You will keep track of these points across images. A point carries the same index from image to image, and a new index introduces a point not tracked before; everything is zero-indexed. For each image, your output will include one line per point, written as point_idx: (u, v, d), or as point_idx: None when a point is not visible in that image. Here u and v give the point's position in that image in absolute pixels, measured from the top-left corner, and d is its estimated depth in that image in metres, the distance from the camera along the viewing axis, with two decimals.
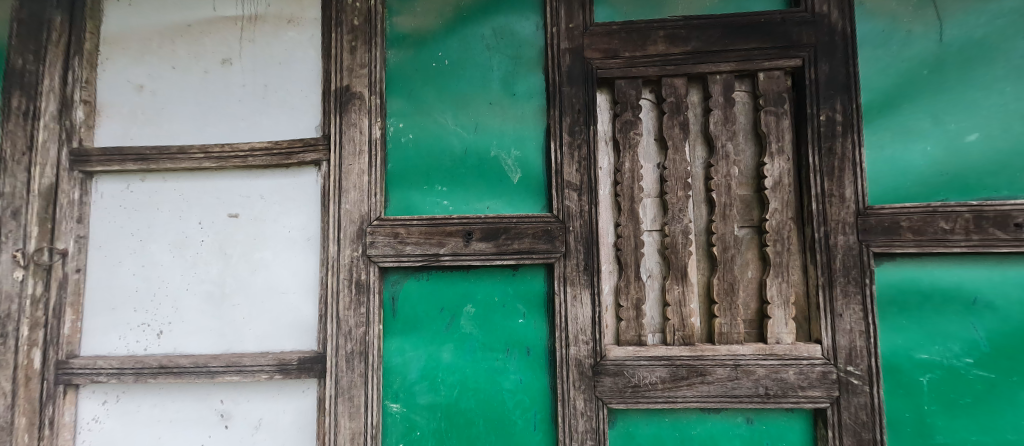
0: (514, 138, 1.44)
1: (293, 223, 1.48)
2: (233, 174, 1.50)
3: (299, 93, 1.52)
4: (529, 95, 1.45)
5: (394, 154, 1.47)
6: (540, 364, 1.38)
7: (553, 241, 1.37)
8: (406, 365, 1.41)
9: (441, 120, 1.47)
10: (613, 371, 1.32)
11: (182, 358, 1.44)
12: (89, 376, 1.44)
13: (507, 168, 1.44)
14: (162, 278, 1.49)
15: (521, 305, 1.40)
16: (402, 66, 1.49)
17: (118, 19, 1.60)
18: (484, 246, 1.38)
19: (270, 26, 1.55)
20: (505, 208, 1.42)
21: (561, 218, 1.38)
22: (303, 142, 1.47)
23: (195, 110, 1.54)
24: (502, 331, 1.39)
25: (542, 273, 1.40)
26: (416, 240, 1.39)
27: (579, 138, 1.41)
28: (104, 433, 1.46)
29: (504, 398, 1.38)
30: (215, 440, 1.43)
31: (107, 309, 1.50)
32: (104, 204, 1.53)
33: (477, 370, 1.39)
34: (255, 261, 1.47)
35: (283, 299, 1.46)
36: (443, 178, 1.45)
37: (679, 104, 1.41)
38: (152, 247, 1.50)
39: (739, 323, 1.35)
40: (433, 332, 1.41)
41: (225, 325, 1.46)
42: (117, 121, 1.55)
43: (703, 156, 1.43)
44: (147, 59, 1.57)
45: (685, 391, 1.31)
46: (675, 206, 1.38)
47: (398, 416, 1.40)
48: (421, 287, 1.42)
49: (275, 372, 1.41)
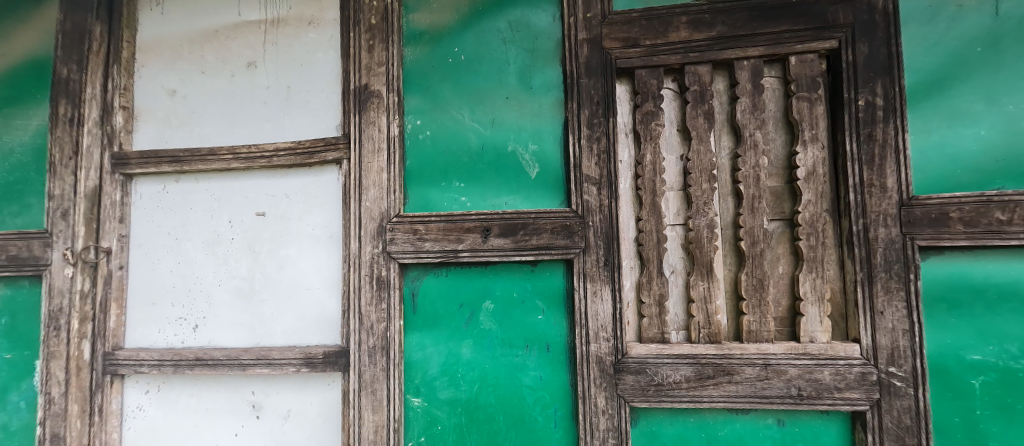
0: (531, 132, 1.42)
1: (317, 221, 1.51)
2: (260, 173, 1.56)
3: (320, 93, 1.55)
4: (546, 88, 1.43)
5: (413, 151, 1.48)
6: (560, 361, 1.36)
7: (572, 236, 1.35)
8: (427, 360, 1.42)
9: (458, 116, 1.46)
10: (636, 369, 1.29)
11: (215, 351, 1.51)
12: (133, 367, 1.54)
13: (525, 163, 1.42)
14: (196, 275, 1.56)
15: (541, 301, 1.38)
16: (419, 63, 1.50)
17: (152, 27, 1.68)
18: (503, 242, 1.38)
19: (292, 28, 1.59)
20: (524, 204, 1.41)
21: (579, 212, 1.36)
22: (325, 141, 1.51)
23: (224, 113, 1.60)
24: (522, 327, 1.39)
25: (561, 269, 1.38)
26: (435, 237, 1.40)
27: (599, 132, 1.37)
28: (147, 420, 1.55)
29: (524, 394, 1.37)
30: (248, 430, 1.50)
31: (148, 303, 1.59)
32: (143, 205, 1.62)
33: (497, 366, 1.39)
34: (281, 258, 1.52)
35: (308, 295, 1.50)
36: (460, 175, 1.45)
37: (703, 92, 1.35)
38: (187, 245, 1.58)
39: (769, 321, 1.28)
40: (452, 327, 1.42)
41: (255, 319, 1.52)
42: (153, 124, 1.64)
43: (730, 146, 1.36)
44: (179, 65, 1.64)
45: (710, 390, 1.26)
46: (700, 199, 1.32)
47: (420, 411, 1.42)
48: (441, 284, 1.43)
49: (302, 366, 1.45)
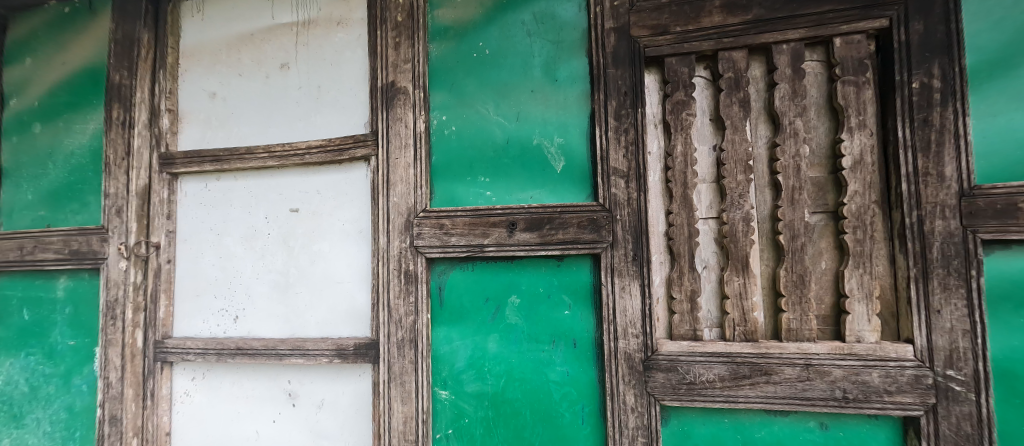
0: (557, 125, 1.40)
1: (347, 216, 1.56)
2: (294, 171, 1.61)
3: (349, 92, 1.60)
4: (571, 80, 1.41)
5: (438, 147, 1.49)
6: (587, 357, 1.34)
7: (599, 230, 1.32)
8: (453, 354, 1.43)
9: (483, 111, 1.46)
10: (666, 367, 1.25)
11: (254, 341, 1.58)
12: (180, 354, 1.63)
13: (551, 156, 1.40)
14: (237, 269, 1.64)
15: (567, 296, 1.36)
16: (444, 58, 1.51)
17: (194, 33, 1.77)
18: (528, 236, 1.37)
19: (322, 29, 1.64)
20: (549, 198, 1.39)
21: (607, 206, 1.32)
22: (353, 138, 1.55)
23: (259, 114, 1.66)
24: (548, 322, 1.37)
25: (588, 264, 1.35)
26: (461, 231, 1.41)
27: (626, 123, 1.33)
28: (194, 405, 1.65)
29: (550, 390, 1.36)
30: (285, 417, 1.56)
31: (194, 295, 1.68)
32: (187, 203, 1.71)
33: (523, 361, 1.38)
34: (314, 252, 1.57)
35: (340, 288, 1.55)
36: (485, 169, 1.45)
37: (738, 79, 1.28)
38: (228, 240, 1.66)
39: (811, 320, 1.20)
40: (479, 321, 1.42)
41: (290, 311, 1.58)
42: (196, 126, 1.73)
43: (767, 135, 1.28)
44: (218, 69, 1.72)
45: (747, 391, 1.20)
46: (734, 191, 1.26)
47: (447, 403, 1.43)
48: (467, 278, 1.43)
49: (334, 357, 1.50)
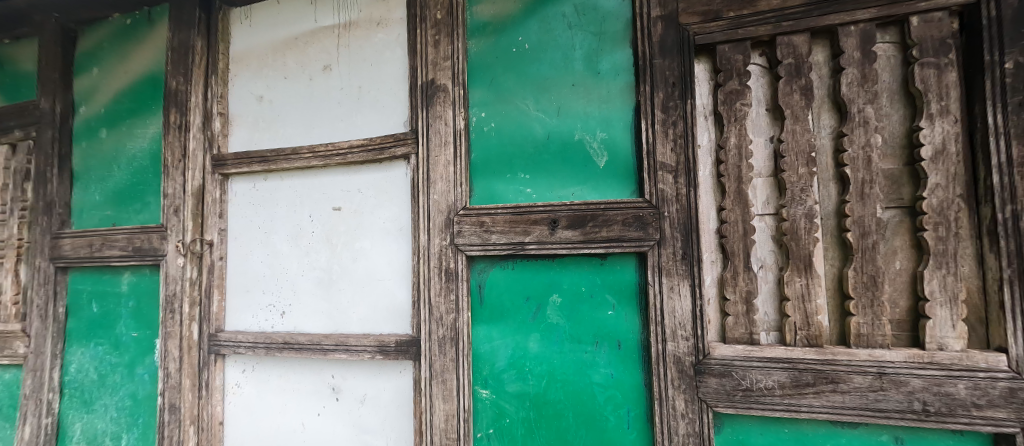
0: (599, 120, 1.36)
1: (388, 214, 1.57)
2: (336, 170, 1.64)
3: (389, 91, 1.61)
4: (614, 72, 1.36)
5: (478, 143, 1.48)
6: (632, 359, 1.29)
7: (645, 228, 1.26)
8: (494, 353, 1.42)
9: (523, 106, 1.44)
10: (720, 372, 1.18)
11: (300, 336, 1.62)
12: (232, 347, 1.70)
13: (593, 151, 1.36)
14: (284, 266, 1.69)
15: (611, 295, 1.32)
16: (483, 54, 1.49)
17: (242, 39, 1.83)
18: (571, 234, 1.33)
19: (363, 30, 1.66)
20: (592, 195, 1.35)
21: (653, 202, 1.27)
22: (394, 137, 1.56)
23: (304, 115, 1.70)
24: (591, 323, 1.33)
25: (633, 263, 1.30)
26: (501, 229, 1.39)
27: (675, 115, 1.26)
28: (244, 396, 1.71)
29: (594, 392, 1.32)
30: (329, 410, 1.59)
31: (244, 291, 1.74)
32: (237, 202, 1.77)
33: (566, 362, 1.35)
34: (356, 250, 1.60)
35: (381, 285, 1.56)
36: (525, 166, 1.42)
37: (799, 64, 1.20)
38: (275, 238, 1.70)
39: (885, 324, 1.10)
40: (520, 320, 1.40)
41: (334, 307, 1.61)
42: (245, 128, 1.79)
43: (832, 125, 1.19)
44: (265, 72, 1.77)
45: (810, 400, 1.12)
46: (795, 185, 1.17)
47: (488, 402, 1.42)
48: (507, 276, 1.41)
49: (376, 352, 1.52)
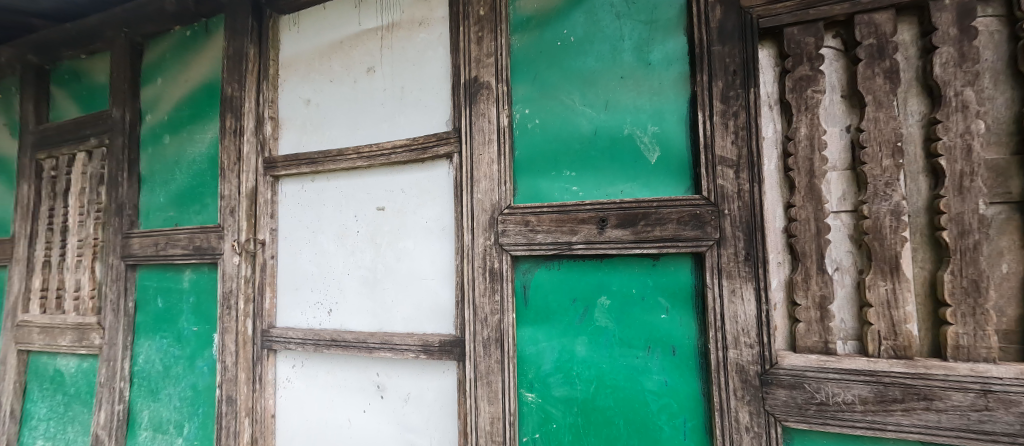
0: (650, 113, 1.29)
1: (430, 214, 1.56)
2: (379, 171, 1.65)
3: (431, 91, 1.60)
4: (666, 63, 1.29)
5: (522, 141, 1.44)
6: (688, 366, 1.22)
7: (703, 227, 1.19)
8: (540, 355, 1.38)
9: (568, 101, 1.39)
10: (790, 383, 1.09)
11: (346, 334, 1.64)
12: (283, 343, 1.74)
13: (644, 146, 1.29)
14: (331, 265, 1.71)
15: (664, 298, 1.25)
16: (527, 50, 1.45)
17: (290, 45, 1.88)
18: (621, 233, 1.27)
19: (405, 30, 1.66)
20: (643, 192, 1.28)
21: (712, 200, 1.19)
22: (436, 136, 1.54)
23: (349, 116, 1.72)
24: (642, 327, 1.27)
25: (689, 264, 1.23)
26: (547, 228, 1.35)
27: (735, 105, 1.18)
28: (293, 391, 1.75)
29: (646, 400, 1.25)
30: (373, 408, 1.60)
31: (293, 289, 1.79)
32: (287, 202, 1.82)
33: (616, 367, 1.29)
34: (399, 249, 1.60)
35: (425, 285, 1.56)
36: (571, 163, 1.37)
37: (882, 45, 1.08)
38: (322, 238, 1.73)
39: (990, 335, 0.98)
40: (566, 323, 1.35)
41: (378, 306, 1.62)
42: (293, 131, 1.83)
43: (921, 111, 1.07)
44: (312, 76, 1.81)
45: (897, 417, 1.01)
46: (879, 179, 1.06)
47: (534, 406, 1.38)
48: (553, 277, 1.37)
49: (420, 352, 1.51)
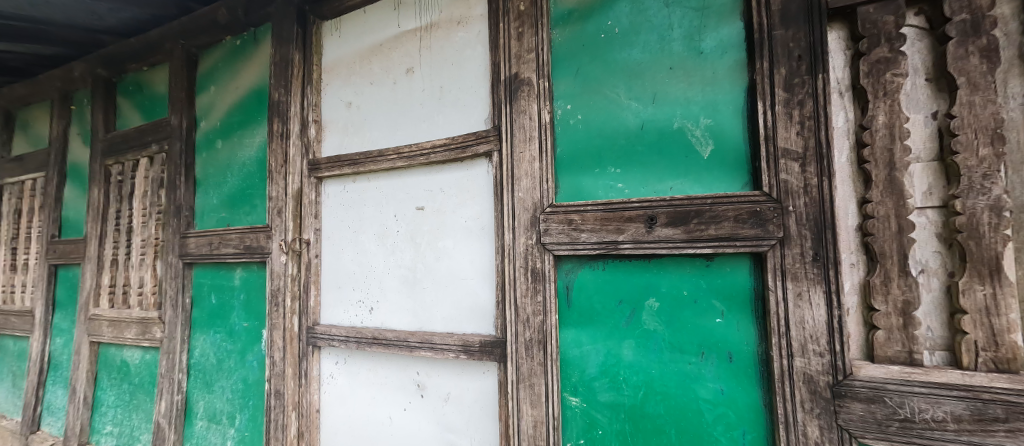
0: (703, 105, 1.22)
1: (470, 213, 1.54)
2: (418, 171, 1.65)
3: (470, 90, 1.58)
4: (720, 51, 1.21)
5: (565, 138, 1.39)
6: (747, 375, 1.14)
7: (765, 225, 1.11)
8: (584, 359, 1.33)
9: (613, 95, 1.33)
10: (867, 396, 1.00)
11: (387, 332, 1.65)
12: (327, 340, 1.77)
13: (696, 140, 1.22)
14: (372, 264, 1.73)
15: (718, 301, 1.17)
16: (568, 44, 1.41)
17: (332, 50, 1.91)
18: (672, 232, 1.20)
19: (443, 30, 1.65)
20: (695, 188, 1.21)
21: (775, 196, 1.10)
22: (475, 135, 1.52)
23: (389, 117, 1.73)
24: (694, 331, 1.20)
25: (747, 264, 1.15)
26: (592, 227, 1.30)
27: (801, 93, 1.09)
28: (336, 387, 1.77)
29: (700, 409, 1.18)
30: (413, 407, 1.60)
31: (336, 287, 1.81)
32: (330, 203, 1.85)
33: (666, 373, 1.22)
34: (439, 249, 1.59)
35: (464, 285, 1.54)
36: (616, 159, 1.32)
37: (976, 21, 0.97)
38: (363, 237, 1.75)
39: None
40: (611, 325, 1.30)
41: (418, 306, 1.62)
42: (335, 133, 1.86)
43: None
44: (353, 80, 1.83)
45: (996, 438, 0.90)
46: (974, 171, 0.95)
47: (578, 411, 1.33)
48: (598, 278, 1.32)
49: (460, 352, 1.50)
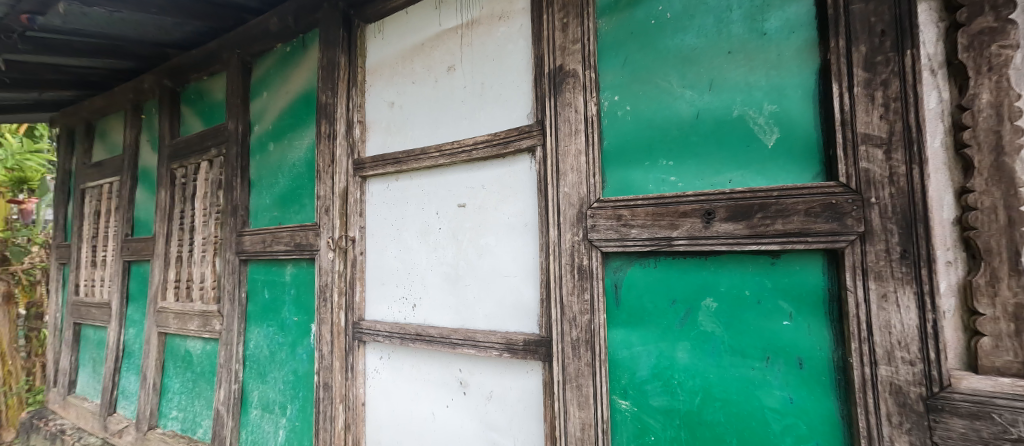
0: (767, 90, 1.13)
1: (512, 210, 1.51)
2: (460, 168, 1.63)
3: (512, 85, 1.54)
4: (785, 32, 1.12)
5: (612, 130, 1.33)
6: (821, 384, 1.05)
7: (842, 220, 1.01)
8: (634, 360, 1.27)
9: (665, 84, 1.26)
10: (970, 412, 0.88)
11: (430, 328, 1.64)
12: (372, 335, 1.79)
13: (760, 129, 1.13)
14: (415, 261, 1.73)
15: (786, 302, 1.09)
16: (616, 33, 1.34)
17: (375, 52, 1.92)
18: (732, 228, 1.12)
19: (484, 26, 1.62)
20: (758, 180, 1.12)
21: (854, 187, 1.00)
22: (518, 130, 1.49)
23: (431, 114, 1.72)
24: (758, 334, 1.11)
25: (820, 262, 1.05)
26: (643, 223, 1.23)
27: (884, 73, 0.98)
28: (381, 382, 1.79)
29: (766, 418, 1.09)
30: (455, 404, 1.59)
31: (380, 283, 1.83)
32: (374, 200, 1.86)
33: (726, 378, 1.14)
34: (481, 246, 1.56)
35: (507, 282, 1.50)
36: (668, 151, 1.24)
37: None
38: (406, 235, 1.75)
39: None
40: (664, 326, 1.23)
41: (460, 303, 1.60)
42: (378, 133, 1.87)
43: None
44: (396, 80, 1.84)
45: None
46: None
47: (628, 415, 1.27)
48: (648, 276, 1.25)
49: (504, 351, 1.47)
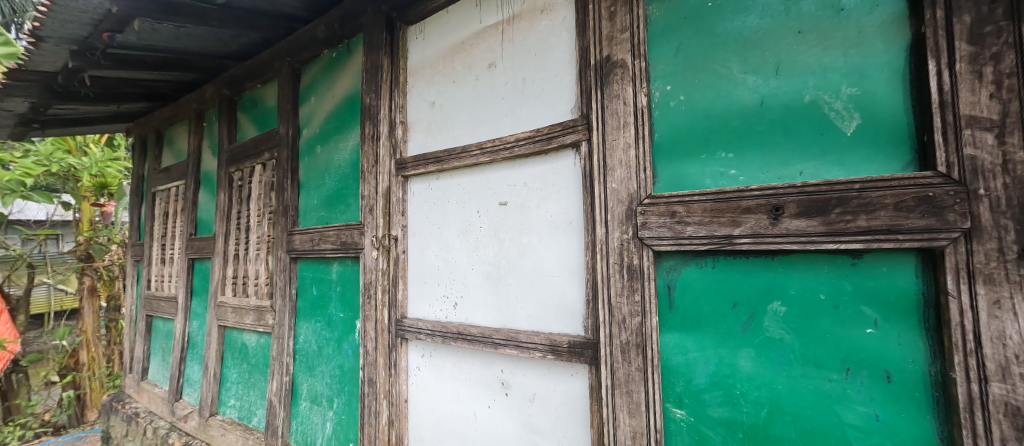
0: (845, 72, 1.02)
1: (555, 207, 1.45)
2: (501, 165, 1.58)
3: (555, 79, 1.48)
4: (866, 6, 1.00)
5: (664, 122, 1.24)
6: (914, 400, 0.93)
7: (941, 215, 0.88)
8: (690, 367, 1.18)
9: (724, 70, 1.16)
10: None
11: (472, 328, 1.61)
12: (414, 333, 1.78)
13: (836, 115, 1.02)
14: (457, 260, 1.70)
15: (869, 308, 0.97)
16: (668, 19, 1.26)
17: (416, 53, 1.92)
18: (805, 224, 1.01)
19: (526, 20, 1.57)
20: (835, 171, 1.01)
21: (956, 178, 0.88)
22: (562, 125, 1.43)
23: (472, 112, 1.69)
24: (835, 343, 1.00)
25: (912, 264, 0.93)
26: (700, 219, 1.14)
27: (995, 45, 0.86)
28: (422, 380, 1.78)
29: (847, 437, 0.98)
30: (497, 405, 1.55)
31: (421, 282, 1.81)
32: (415, 200, 1.85)
33: (797, 390, 1.04)
34: (523, 245, 1.52)
35: (550, 282, 1.45)
36: (727, 143, 1.15)
37: None
38: (448, 233, 1.73)
39: None
40: (724, 332, 1.13)
41: (502, 303, 1.56)
42: (419, 133, 1.86)
43: None
44: (436, 80, 1.82)
45: None
46: None
47: (684, 425, 1.18)
48: (706, 278, 1.16)
49: (547, 352, 1.41)
